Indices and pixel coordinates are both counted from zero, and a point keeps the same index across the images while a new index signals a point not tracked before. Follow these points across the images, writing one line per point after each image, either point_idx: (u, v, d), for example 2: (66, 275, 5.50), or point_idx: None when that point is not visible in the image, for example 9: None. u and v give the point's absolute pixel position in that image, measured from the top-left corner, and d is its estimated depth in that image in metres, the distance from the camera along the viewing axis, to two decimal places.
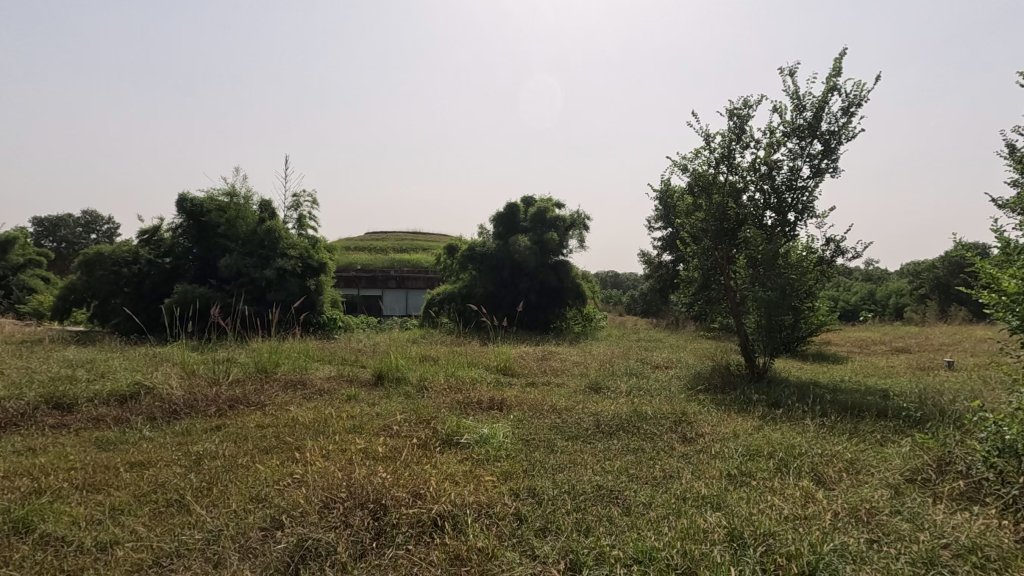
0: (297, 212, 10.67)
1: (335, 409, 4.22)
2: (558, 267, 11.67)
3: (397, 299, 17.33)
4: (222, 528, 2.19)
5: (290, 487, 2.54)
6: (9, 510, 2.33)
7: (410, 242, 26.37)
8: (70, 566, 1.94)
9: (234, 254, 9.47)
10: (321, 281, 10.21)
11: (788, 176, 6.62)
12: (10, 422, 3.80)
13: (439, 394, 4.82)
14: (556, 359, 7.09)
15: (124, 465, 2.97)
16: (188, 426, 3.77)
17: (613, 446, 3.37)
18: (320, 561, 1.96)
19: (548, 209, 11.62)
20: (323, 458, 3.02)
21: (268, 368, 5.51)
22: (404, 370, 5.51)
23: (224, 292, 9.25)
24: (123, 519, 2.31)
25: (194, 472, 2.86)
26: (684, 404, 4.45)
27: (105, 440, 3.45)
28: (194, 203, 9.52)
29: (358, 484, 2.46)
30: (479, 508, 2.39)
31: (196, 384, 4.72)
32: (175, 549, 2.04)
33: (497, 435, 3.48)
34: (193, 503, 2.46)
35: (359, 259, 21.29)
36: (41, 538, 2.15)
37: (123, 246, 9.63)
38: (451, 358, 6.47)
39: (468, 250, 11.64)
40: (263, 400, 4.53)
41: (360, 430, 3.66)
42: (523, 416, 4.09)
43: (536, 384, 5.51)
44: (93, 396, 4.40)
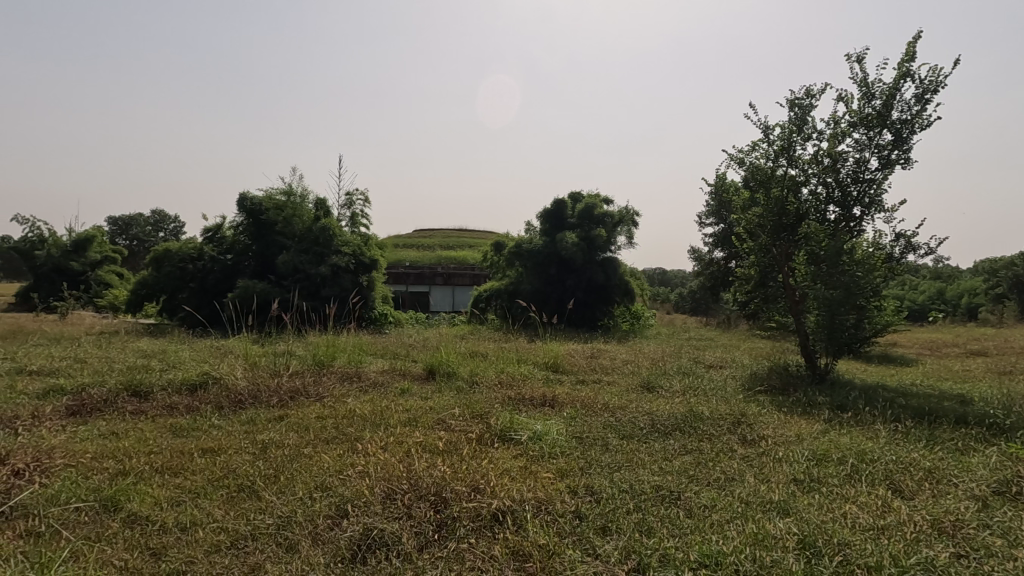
0: (349, 210, 10.99)
1: (391, 402, 4.31)
2: (606, 264, 11.48)
3: (444, 296, 17.62)
4: (290, 514, 2.26)
5: (352, 477, 2.60)
6: (98, 488, 2.49)
7: (457, 240, 26.74)
8: (155, 544, 2.05)
9: (291, 251, 9.83)
10: (373, 278, 10.43)
11: (854, 168, 6.30)
12: (93, 407, 4.08)
13: (491, 390, 4.85)
14: (606, 357, 7.00)
15: (197, 451, 3.14)
16: (253, 416, 3.94)
17: (670, 447, 3.30)
18: (385, 550, 2.01)
19: (596, 205, 11.48)
20: (382, 450, 3.09)
21: (325, 362, 5.69)
22: (455, 366, 5.57)
23: (281, 288, 9.59)
24: (199, 502, 2.43)
25: (262, 459, 2.98)
26: (742, 405, 4.32)
27: (179, 427, 3.65)
28: (254, 202, 9.94)
29: (418, 476, 2.50)
30: (538, 505, 2.38)
31: (259, 375, 4.94)
32: (250, 533, 2.13)
33: (552, 433, 3.46)
34: (263, 489, 2.57)
35: (408, 256, 21.70)
36: (128, 516, 2.29)
37: (190, 244, 10.19)
38: (501, 355, 6.51)
39: (514, 248, 11.61)
40: (322, 392, 4.68)
41: (416, 424, 3.73)
42: (575, 414, 4.05)
43: (586, 382, 5.48)
44: (167, 385, 4.67)
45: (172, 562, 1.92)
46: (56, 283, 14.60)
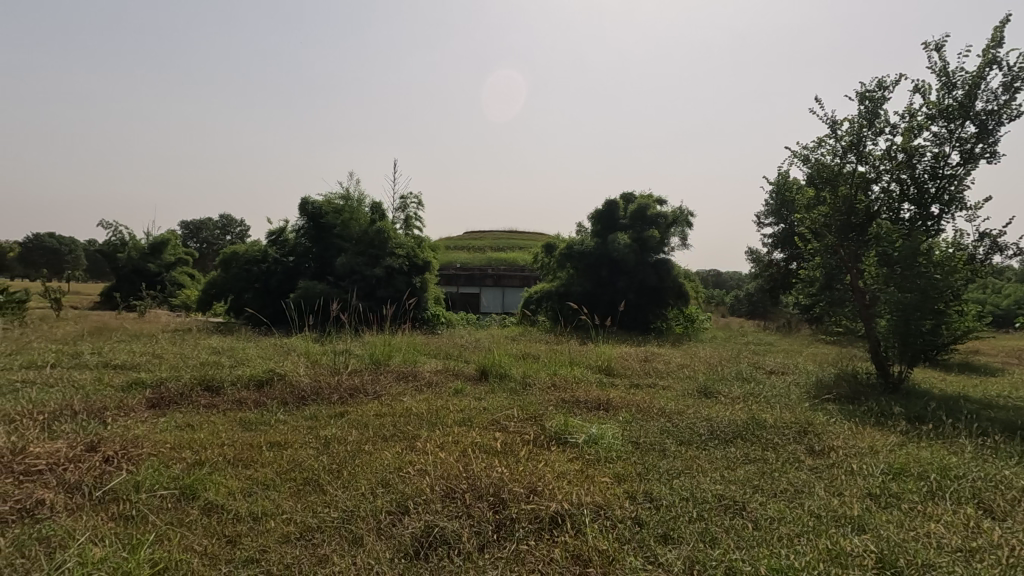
0: (404, 213, 11.26)
1: (445, 401, 4.38)
2: (659, 265, 11.21)
3: (494, 297, 17.73)
4: (354, 509, 2.33)
5: (411, 475, 2.65)
6: (177, 477, 2.64)
7: (506, 241, 26.94)
8: (230, 532, 2.16)
9: (348, 253, 10.16)
10: (426, 279, 10.61)
11: (931, 164, 5.91)
12: (171, 400, 4.35)
13: (544, 392, 4.83)
14: (660, 360, 6.84)
15: (265, 444, 3.29)
16: (315, 412, 4.09)
17: (731, 455, 3.18)
18: (445, 548, 2.04)
19: (649, 206, 11.26)
20: (439, 448, 3.14)
21: (381, 360, 5.84)
22: (507, 367, 5.59)
23: (340, 288, 9.93)
24: (269, 494, 2.54)
25: (325, 454, 3.09)
26: (808, 413, 4.12)
27: (248, 420, 3.84)
28: (314, 206, 10.36)
29: (476, 476, 2.52)
30: (596, 509, 2.35)
31: (320, 373, 5.13)
32: (317, 525, 2.21)
33: (608, 436, 3.41)
34: (327, 483, 2.65)
35: (459, 258, 22.00)
36: (206, 504, 2.42)
37: (255, 246, 10.72)
38: (553, 356, 6.49)
39: (565, 249, 11.53)
40: (379, 390, 4.81)
41: (471, 424, 3.76)
42: (631, 418, 3.98)
43: (641, 386, 5.38)
44: (236, 380, 4.92)
45: (247, 550, 2.01)
46: (135, 283, 15.69)
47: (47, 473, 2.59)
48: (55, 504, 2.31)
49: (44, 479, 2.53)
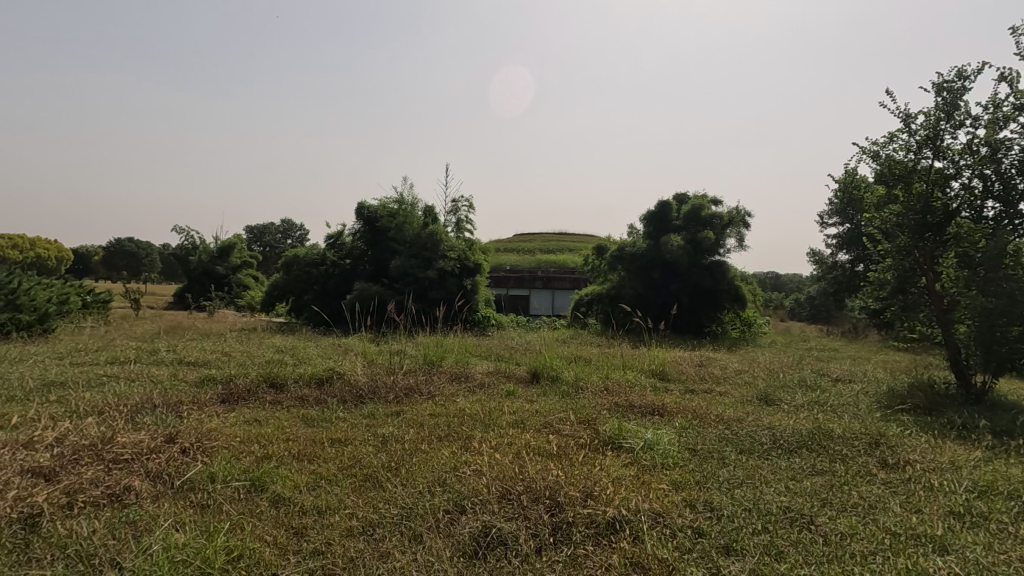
0: (456, 216, 11.44)
1: (498, 403, 4.41)
2: (715, 267, 10.86)
3: (544, 299, 17.70)
4: (413, 506, 2.38)
5: (467, 475, 2.69)
6: (248, 469, 2.78)
7: (556, 243, 26.89)
8: (296, 523, 2.25)
9: (402, 256, 10.39)
10: (477, 281, 10.71)
11: (1019, 158, 5.48)
12: (239, 395, 4.58)
13: (597, 396, 4.78)
14: (716, 365, 6.63)
15: (327, 440, 3.41)
16: (373, 410, 4.22)
17: (796, 465, 3.05)
18: (502, 549, 2.05)
19: (704, 206, 10.97)
20: (493, 450, 3.16)
21: (435, 361, 5.94)
22: (560, 369, 5.58)
23: (393, 290, 10.18)
24: (332, 488, 2.63)
25: (384, 452, 3.18)
26: (880, 424, 3.88)
27: (310, 417, 4.00)
28: (371, 210, 10.74)
29: (532, 478, 2.52)
30: (654, 516, 2.31)
31: (377, 372, 5.28)
32: (377, 520, 2.27)
33: (664, 442, 3.34)
34: (386, 480, 2.72)
35: (509, 260, 22.15)
36: (274, 496, 2.54)
37: (315, 249, 11.20)
38: (605, 360, 6.41)
39: (617, 251, 11.35)
40: (433, 390, 4.90)
41: (523, 426, 3.77)
42: (687, 424, 3.89)
43: (697, 391, 5.23)
44: (299, 378, 5.13)
45: (312, 542, 2.09)
46: (205, 285, 16.65)
47: (132, 462, 2.78)
48: (139, 491, 2.48)
49: (129, 467, 2.72)
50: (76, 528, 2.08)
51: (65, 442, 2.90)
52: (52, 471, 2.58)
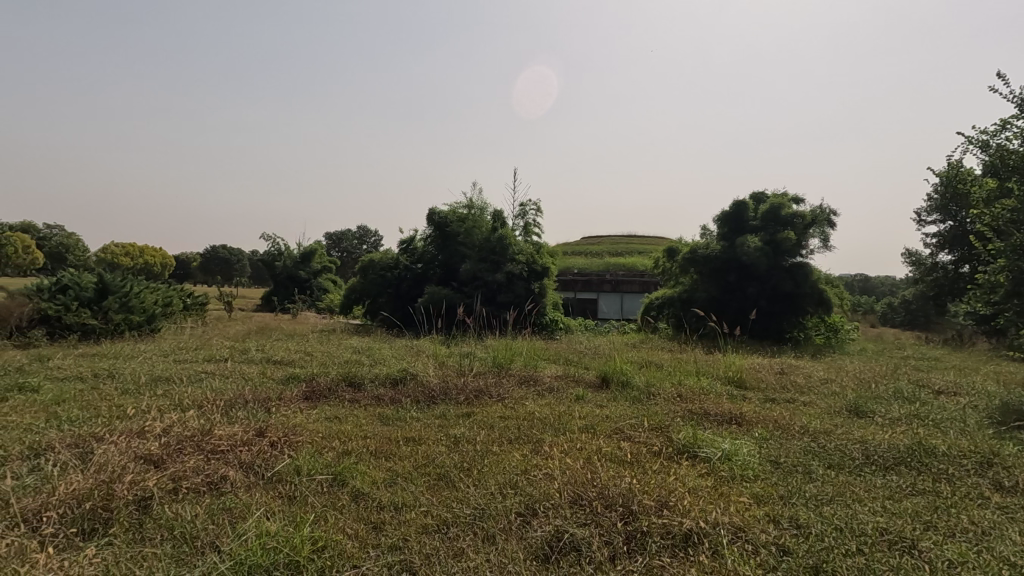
0: (524, 220, 11.53)
1: (567, 407, 4.38)
2: (796, 269, 10.24)
3: (612, 302, 17.43)
4: (485, 507, 2.41)
5: (539, 478, 2.69)
6: (330, 464, 2.92)
7: (625, 246, 26.41)
8: (375, 518, 2.34)
9: (472, 260, 10.59)
10: (545, 285, 10.69)
11: None
12: (321, 393, 4.84)
13: (670, 402, 4.64)
14: (799, 373, 6.24)
15: (403, 439, 3.53)
16: (445, 411, 4.32)
17: (893, 483, 2.81)
18: (576, 556, 2.03)
19: (783, 205, 10.40)
20: (564, 454, 3.15)
21: (504, 364, 5.99)
22: (630, 374, 5.46)
23: (463, 294, 10.39)
24: (407, 485, 2.71)
25: (456, 452, 3.25)
26: (992, 443, 3.51)
27: (386, 416, 4.15)
28: (441, 215, 11.07)
29: (606, 484, 2.48)
30: (735, 531, 2.21)
31: (448, 374, 5.40)
32: (452, 519, 2.32)
33: (743, 452, 3.18)
34: (459, 480, 2.78)
35: (577, 263, 22.05)
36: (354, 491, 2.65)
37: (389, 254, 11.68)
38: (677, 365, 6.21)
39: (689, 253, 10.93)
40: (503, 393, 4.94)
41: (593, 431, 3.73)
42: (767, 435, 3.69)
43: (777, 400, 4.96)
44: (375, 378, 5.35)
45: (390, 537, 2.16)
46: (289, 289, 17.73)
47: (228, 453, 3.00)
48: (234, 480, 2.67)
49: (225, 458, 2.93)
50: (181, 511, 2.27)
51: (171, 433, 3.17)
52: (160, 458, 2.82)
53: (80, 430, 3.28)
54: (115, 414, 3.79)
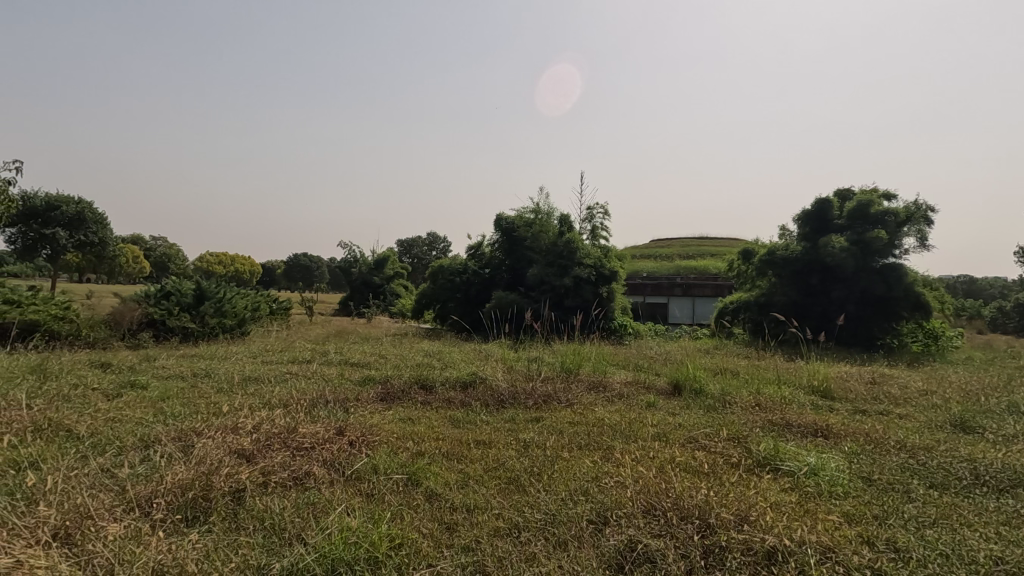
0: (591, 223, 11.43)
1: (637, 414, 4.28)
2: (888, 271, 9.48)
3: (684, 306, 16.88)
4: (556, 513, 2.40)
5: (610, 486, 2.65)
6: (405, 464, 3.02)
7: (697, 248, 25.56)
8: (449, 519, 2.39)
9: (539, 265, 10.61)
10: (613, 289, 10.53)
11: None
12: (396, 395, 5.00)
13: (747, 412, 4.42)
14: (894, 384, 5.75)
15: (473, 442, 3.58)
16: (514, 415, 4.34)
17: (1009, 508, 2.53)
18: (649, 568, 1.98)
19: (872, 202, 9.69)
20: (636, 462, 3.08)
21: (572, 369, 5.93)
22: (703, 382, 5.26)
23: (531, 298, 10.43)
24: (479, 488, 2.75)
25: (526, 456, 3.26)
26: None
27: (457, 418, 4.23)
28: (508, 220, 11.17)
29: (680, 495, 2.40)
30: (823, 551, 2.07)
31: (517, 379, 5.43)
32: (523, 523, 2.33)
33: (831, 468, 2.97)
34: (529, 485, 2.78)
35: (646, 266, 21.61)
36: (427, 491, 2.72)
37: (458, 260, 11.94)
38: (755, 373, 5.90)
39: (767, 255, 10.38)
40: (571, 398, 4.91)
41: (666, 439, 3.62)
42: (858, 449, 3.44)
43: (869, 412, 4.60)
44: (446, 381, 5.47)
45: (463, 538, 2.20)
46: (365, 294, 18.52)
47: (312, 450, 3.17)
48: (317, 476, 2.81)
49: (308, 455, 3.10)
50: (271, 504, 2.42)
51: (261, 429, 3.40)
52: (251, 453, 3.02)
53: (182, 425, 3.59)
54: (212, 410, 4.10)
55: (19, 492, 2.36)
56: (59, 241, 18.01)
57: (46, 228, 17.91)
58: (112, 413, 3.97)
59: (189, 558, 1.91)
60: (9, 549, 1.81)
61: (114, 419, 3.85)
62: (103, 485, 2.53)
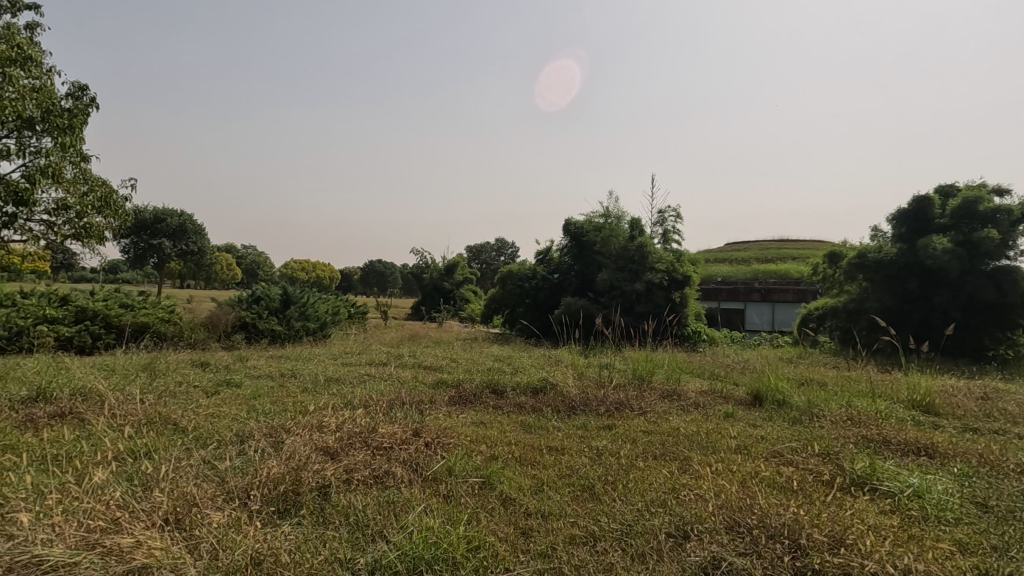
0: (662, 227, 11.14)
1: (716, 425, 4.10)
2: (999, 274, 8.58)
3: (763, 312, 16.04)
4: (633, 524, 2.34)
5: (689, 499, 2.55)
6: (480, 467, 3.06)
7: (776, 251, 24.30)
8: (524, 524, 2.40)
9: (608, 269, 10.45)
10: (686, 294, 10.19)
11: None
12: (468, 398, 5.09)
13: (838, 427, 4.12)
14: (1012, 400, 5.16)
15: (546, 448, 3.57)
16: (586, 422, 4.29)
17: None
18: None
19: (980, 198, 8.82)
20: (717, 475, 2.96)
21: (645, 376, 5.77)
22: (787, 393, 4.96)
23: (600, 304, 10.30)
24: (553, 494, 2.74)
25: (600, 464, 3.21)
26: None
27: (528, 424, 4.24)
28: (577, 225, 11.16)
29: (766, 512, 2.28)
30: None
31: (588, 385, 5.36)
32: (597, 533, 2.29)
33: (938, 490, 2.71)
34: (604, 494, 2.74)
35: (721, 270, 20.80)
36: (502, 495, 2.74)
37: (527, 265, 12.03)
38: (845, 385, 5.49)
39: (856, 257, 9.69)
40: (644, 406, 4.79)
41: (747, 452, 3.45)
42: (970, 471, 3.12)
43: (979, 431, 4.17)
44: (516, 386, 5.50)
45: (538, 544, 2.20)
46: (436, 299, 19.03)
47: (391, 449, 3.29)
48: (397, 475, 2.91)
49: (388, 454, 3.22)
50: (354, 501, 2.52)
51: (343, 428, 3.56)
52: (335, 450, 3.18)
53: (273, 422, 3.83)
54: (298, 409, 4.34)
55: (136, 478, 2.61)
56: (165, 251, 19.81)
57: (154, 239, 19.75)
58: (213, 409, 4.32)
59: (282, 548, 2.02)
60: (130, 529, 2.00)
61: (213, 414, 4.17)
62: (206, 475, 2.75)
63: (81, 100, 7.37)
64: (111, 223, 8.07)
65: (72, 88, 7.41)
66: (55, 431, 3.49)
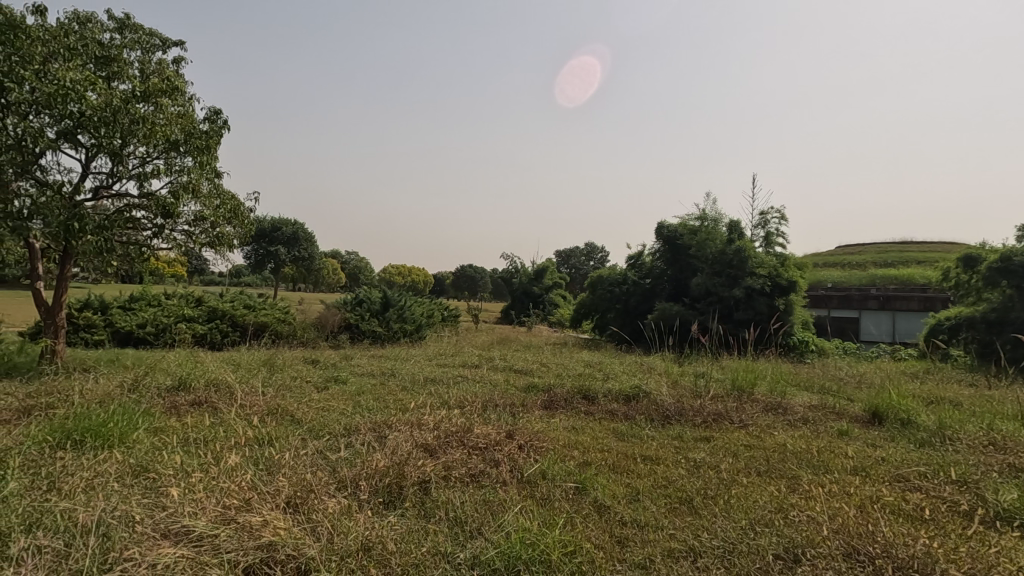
0: (764, 229, 10.52)
1: (828, 443, 3.80)
2: None
3: (880, 321, 14.60)
4: (736, 541, 2.24)
5: (798, 520, 2.39)
6: (574, 473, 3.06)
7: (899, 255, 21.99)
8: (619, 532, 2.36)
9: (704, 274, 10.05)
10: (792, 301, 9.53)
11: None
12: (559, 403, 5.10)
13: (977, 452, 3.65)
14: None
15: (640, 456, 3.50)
16: (681, 432, 4.14)
17: None
18: None
19: None
20: (829, 496, 2.74)
21: (746, 387, 5.45)
22: (912, 412, 4.48)
23: (696, 310, 9.91)
24: (649, 505, 2.68)
25: (699, 477, 3.09)
26: None
27: (621, 431, 4.17)
28: (670, 229, 10.85)
29: (890, 542, 2.08)
30: None
31: (683, 395, 5.17)
32: (696, 549, 2.21)
33: None
34: (703, 508, 2.64)
35: (832, 275, 19.18)
36: (596, 502, 2.72)
37: (618, 270, 11.88)
38: (986, 406, 4.85)
39: (999, 261, 8.66)
40: (746, 419, 4.53)
41: (865, 474, 3.16)
42: None
43: None
44: (608, 393, 5.42)
45: (635, 554, 2.16)
46: (525, 303, 19.20)
47: (486, 450, 3.37)
48: (492, 475, 2.98)
49: (483, 453, 3.31)
50: (452, 497, 2.62)
51: (441, 427, 3.71)
52: (434, 448, 3.31)
53: (376, 418, 4.06)
54: (399, 406, 4.58)
55: (262, 463, 2.89)
56: (281, 256, 21.70)
57: (271, 246, 21.71)
58: (323, 403, 4.66)
59: (388, 537, 2.15)
60: (258, 508, 2.23)
61: (323, 408, 4.52)
62: (321, 464, 2.98)
63: (215, 123, 8.25)
64: (238, 232, 8.98)
65: (208, 113, 8.33)
66: (195, 418, 3.95)
